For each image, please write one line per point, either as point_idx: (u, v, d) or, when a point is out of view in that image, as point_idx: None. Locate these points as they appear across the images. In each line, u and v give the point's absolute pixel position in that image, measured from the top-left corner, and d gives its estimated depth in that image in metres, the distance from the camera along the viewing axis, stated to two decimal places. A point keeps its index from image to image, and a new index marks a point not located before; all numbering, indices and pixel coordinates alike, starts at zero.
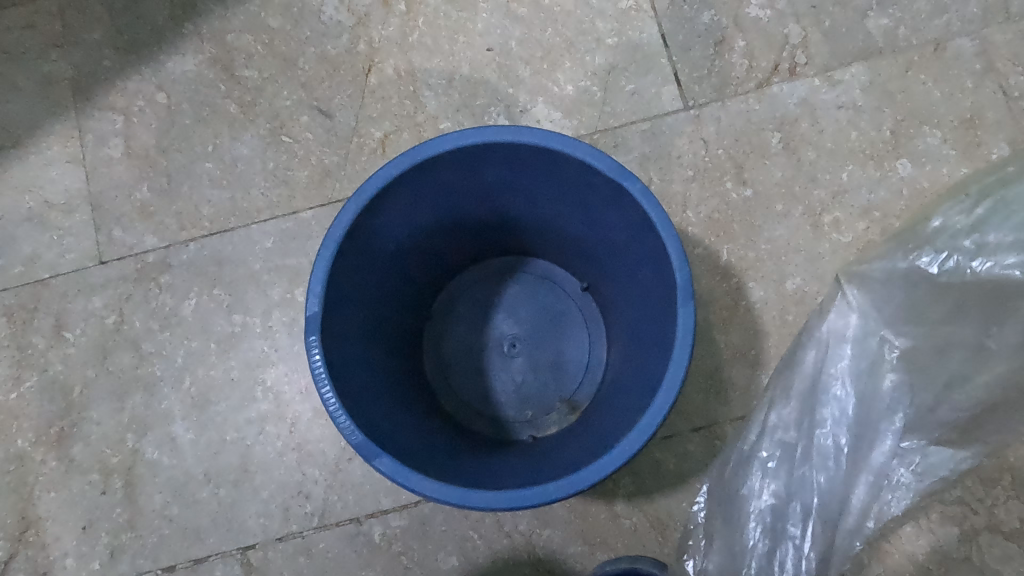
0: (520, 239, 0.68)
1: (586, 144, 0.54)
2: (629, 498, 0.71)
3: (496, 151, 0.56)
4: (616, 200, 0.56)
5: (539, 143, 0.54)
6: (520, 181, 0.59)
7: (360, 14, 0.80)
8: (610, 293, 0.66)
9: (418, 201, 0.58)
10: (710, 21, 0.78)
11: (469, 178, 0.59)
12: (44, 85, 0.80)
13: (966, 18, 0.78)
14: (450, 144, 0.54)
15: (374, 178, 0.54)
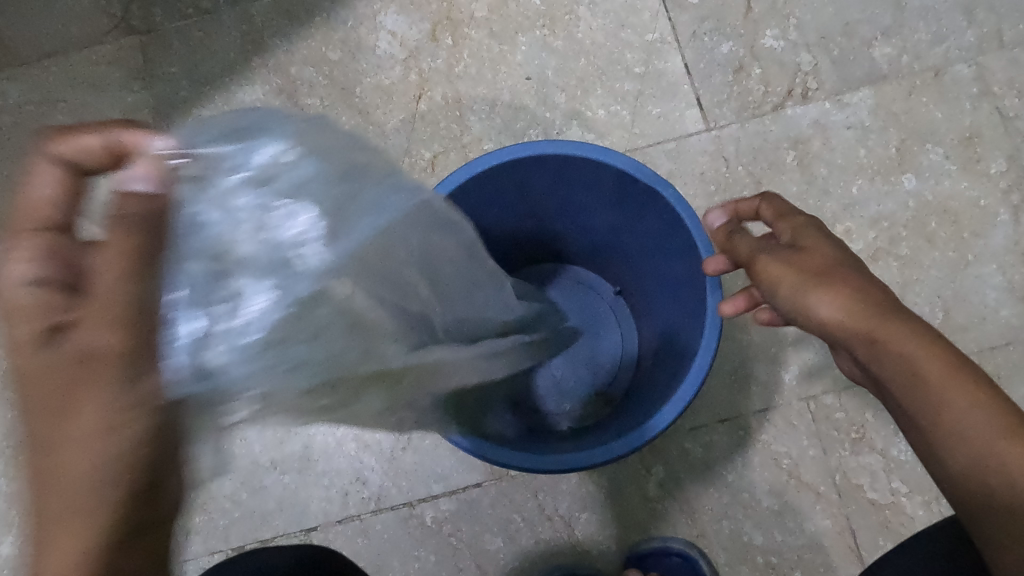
0: (560, 243, 0.76)
1: (623, 155, 0.62)
2: (660, 484, 0.77)
3: (546, 161, 0.63)
4: (650, 203, 0.63)
5: (582, 154, 0.61)
6: (569, 190, 0.67)
7: (411, 48, 0.89)
8: (641, 291, 0.73)
9: (473, 209, 0.66)
10: (729, 51, 0.86)
11: (519, 187, 0.66)
12: (126, 113, 0.89)
13: (963, 46, 0.86)
14: (508, 155, 0.62)
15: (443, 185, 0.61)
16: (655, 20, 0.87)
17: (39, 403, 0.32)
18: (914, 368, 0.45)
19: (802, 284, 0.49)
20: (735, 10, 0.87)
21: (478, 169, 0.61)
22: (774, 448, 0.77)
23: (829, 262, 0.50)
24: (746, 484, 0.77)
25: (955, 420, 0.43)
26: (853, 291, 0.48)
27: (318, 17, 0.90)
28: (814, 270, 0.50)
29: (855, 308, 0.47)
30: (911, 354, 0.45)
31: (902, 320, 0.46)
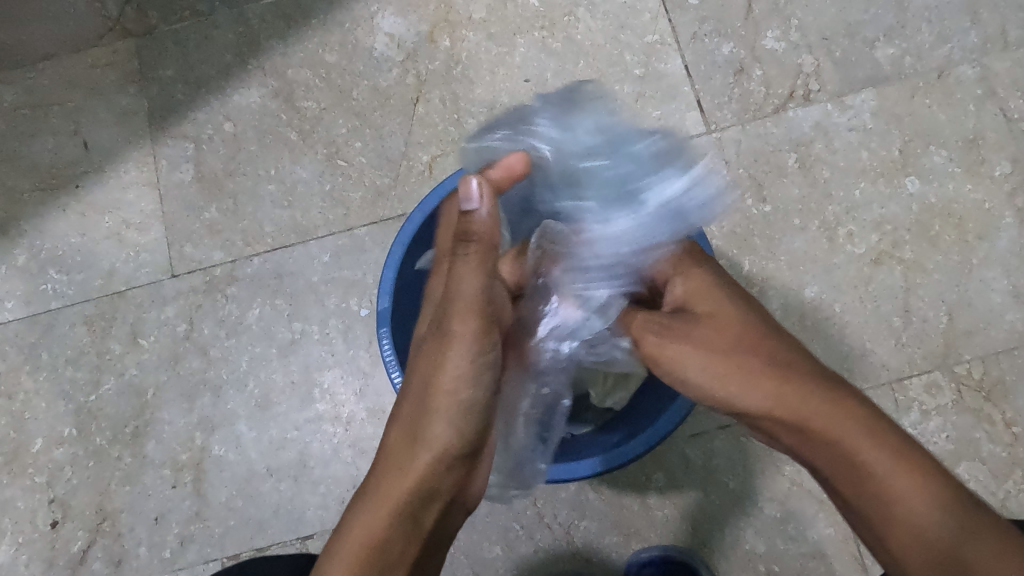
0: None
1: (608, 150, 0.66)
2: (661, 491, 0.76)
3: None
4: None
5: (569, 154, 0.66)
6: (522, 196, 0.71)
7: (408, 50, 0.88)
8: None
9: None
10: (729, 53, 0.85)
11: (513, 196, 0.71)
12: (122, 116, 0.88)
13: (967, 47, 0.85)
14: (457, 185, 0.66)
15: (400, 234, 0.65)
16: (654, 22, 0.86)
17: (429, 390, 0.54)
18: (866, 463, 0.48)
19: (733, 373, 0.55)
20: (736, 11, 0.86)
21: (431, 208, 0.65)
22: (776, 454, 0.76)
23: (749, 346, 0.55)
24: (748, 491, 0.76)
25: (911, 517, 0.46)
26: (792, 387, 0.52)
27: (314, 19, 0.89)
28: (732, 357, 0.55)
29: (796, 408, 0.51)
30: (857, 442, 0.49)
31: (833, 404, 0.50)
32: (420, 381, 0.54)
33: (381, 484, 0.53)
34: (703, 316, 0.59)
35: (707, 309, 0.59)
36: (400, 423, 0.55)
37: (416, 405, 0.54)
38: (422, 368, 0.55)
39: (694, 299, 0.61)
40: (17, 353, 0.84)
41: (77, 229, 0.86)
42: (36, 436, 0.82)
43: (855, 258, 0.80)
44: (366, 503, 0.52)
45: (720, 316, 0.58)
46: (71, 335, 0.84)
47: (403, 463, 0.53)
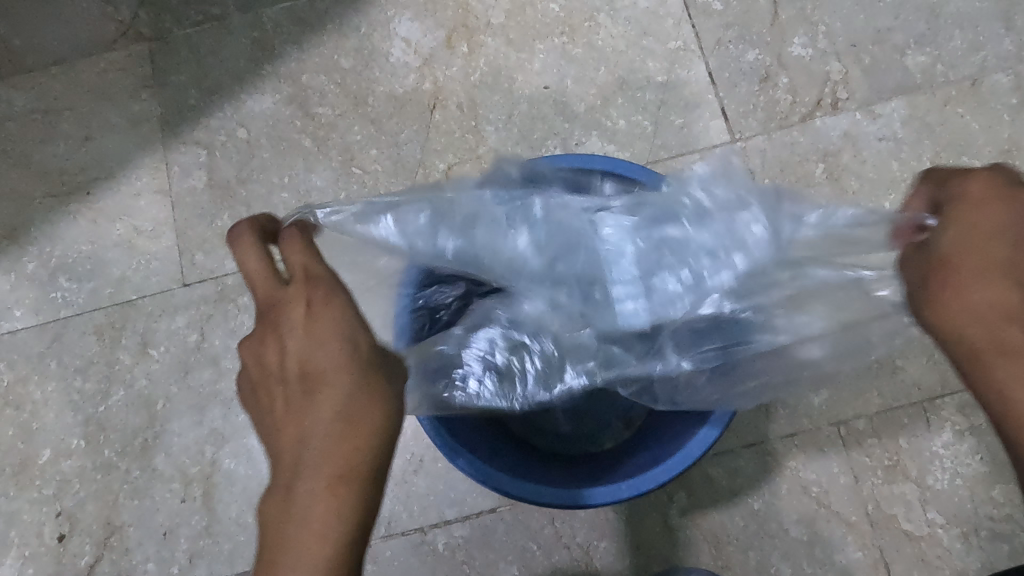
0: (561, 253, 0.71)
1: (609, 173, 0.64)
2: (683, 511, 0.74)
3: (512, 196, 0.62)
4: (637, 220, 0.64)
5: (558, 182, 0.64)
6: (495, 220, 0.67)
7: (425, 56, 0.86)
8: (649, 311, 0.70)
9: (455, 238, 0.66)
10: (755, 60, 0.83)
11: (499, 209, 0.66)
12: (135, 122, 0.87)
13: (1001, 55, 0.82)
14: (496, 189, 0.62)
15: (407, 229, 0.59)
16: (678, 27, 0.84)
17: (368, 361, 0.40)
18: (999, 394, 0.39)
19: (959, 279, 0.43)
20: (762, 16, 0.84)
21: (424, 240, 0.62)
22: (803, 475, 0.74)
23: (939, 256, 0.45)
24: (774, 512, 0.73)
25: None
26: (973, 303, 0.42)
27: (329, 24, 0.87)
28: (964, 262, 0.43)
29: (974, 321, 0.42)
30: (998, 380, 0.40)
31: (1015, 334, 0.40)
32: (325, 334, 0.39)
33: (313, 442, 0.37)
34: (945, 251, 0.44)
35: (991, 217, 0.43)
36: (345, 365, 0.39)
37: (362, 379, 0.39)
38: (329, 316, 0.40)
39: (964, 210, 0.44)
40: (26, 362, 0.83)
41: (88, 236, 0.85)
42: (43, 447, 0.80)
43: None
44: (317, 459, 0.36)
45: (998, 231, 0.42)
46: (81, 345, 0.82)
47: (345, 410, 0.38)
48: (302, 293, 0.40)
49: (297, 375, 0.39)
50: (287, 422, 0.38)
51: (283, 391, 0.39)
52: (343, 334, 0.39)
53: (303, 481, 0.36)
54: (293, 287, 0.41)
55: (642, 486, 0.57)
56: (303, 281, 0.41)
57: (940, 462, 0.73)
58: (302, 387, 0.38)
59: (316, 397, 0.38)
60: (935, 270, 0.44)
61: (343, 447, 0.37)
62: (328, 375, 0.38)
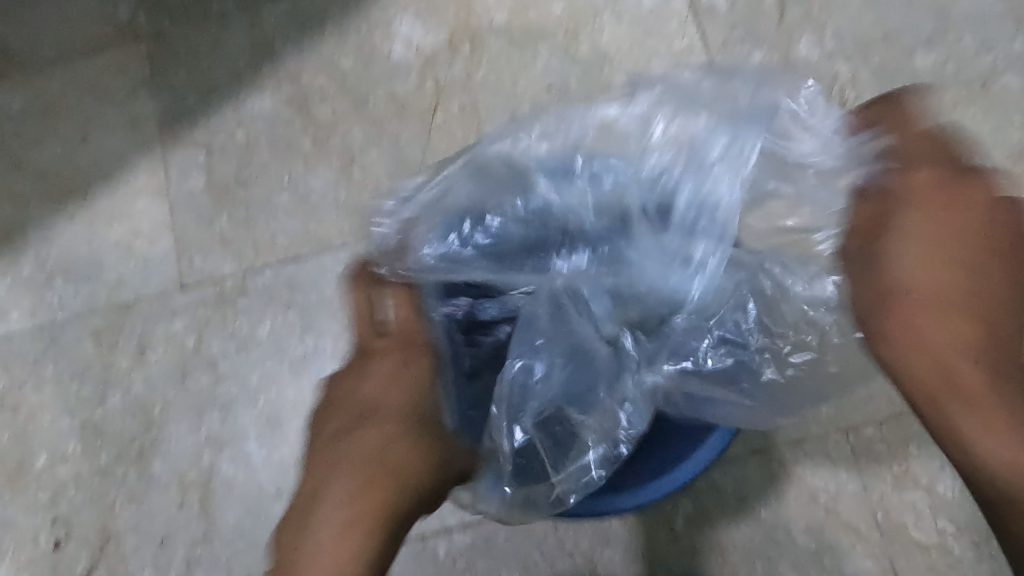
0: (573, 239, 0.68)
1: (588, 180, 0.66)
2: (688, 519, 0.72)
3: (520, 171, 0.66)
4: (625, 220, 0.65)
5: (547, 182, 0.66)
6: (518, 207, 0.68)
7: (427, 56, 0.85)
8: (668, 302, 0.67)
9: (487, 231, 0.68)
10: (761, 60, 0.82)
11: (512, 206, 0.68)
12: (133, 123, 0.86)
13: (1012, 55, 0.81)
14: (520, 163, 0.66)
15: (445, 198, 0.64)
16: (683, 27, 0.83)
17: (407, 422, 0.54)
18: (948, 397, 0.47)
19: (917, 307, 0.50)
20: (768, 16, 0.83)
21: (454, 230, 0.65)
22: (811, 482, 0.72)
23: (899, 279, 0.51)
24: (781, 520, 0.72)
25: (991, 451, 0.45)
26: (935, 317, 0.49)
27: (330, 24, 0.86)
28: (938, 300, 0.50)
29: (939, 335, 0.49)
30: (956, 383, 0.47)
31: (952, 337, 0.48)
32: (392, 387, 0.56)
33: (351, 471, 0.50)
34: (900, 278, 0.51)
35: (934, 246, 0.52)
36: (400, 421, 0.54)
37: (402, 428, 0.53)
38: (392, 383, 0.56)
39: (914, 238, 0.53)
40: (22, 366, 0.81)
41: (85, 239, 0.84)
42: (39, 452, 0.79)
43: None
44: (342, 479, 0.50)
45: (937, 276, 0.50)
46: (78, 349, 0.81)
47: (383, 456, 0.51)
48: (393, 350, 0.59)
49: (357, 411, 0.55)
50: (332, 443, 0.53)
51: (335, 431, 0.54)
52: (403, 395, 0.56)
53: (331, 501, 0.49)
54: (385, 346, 0.60)
55: (648, 497, 0.59)
56: (397, 343, 0.60)
57: (950, 470, 0.72)
58: (356, 421, 0.54)
59: (358, 431, 0.53)
60: (883, 295, 0.52)
61: (371, 480, 0.50)
62: (381, 416, 0.54)
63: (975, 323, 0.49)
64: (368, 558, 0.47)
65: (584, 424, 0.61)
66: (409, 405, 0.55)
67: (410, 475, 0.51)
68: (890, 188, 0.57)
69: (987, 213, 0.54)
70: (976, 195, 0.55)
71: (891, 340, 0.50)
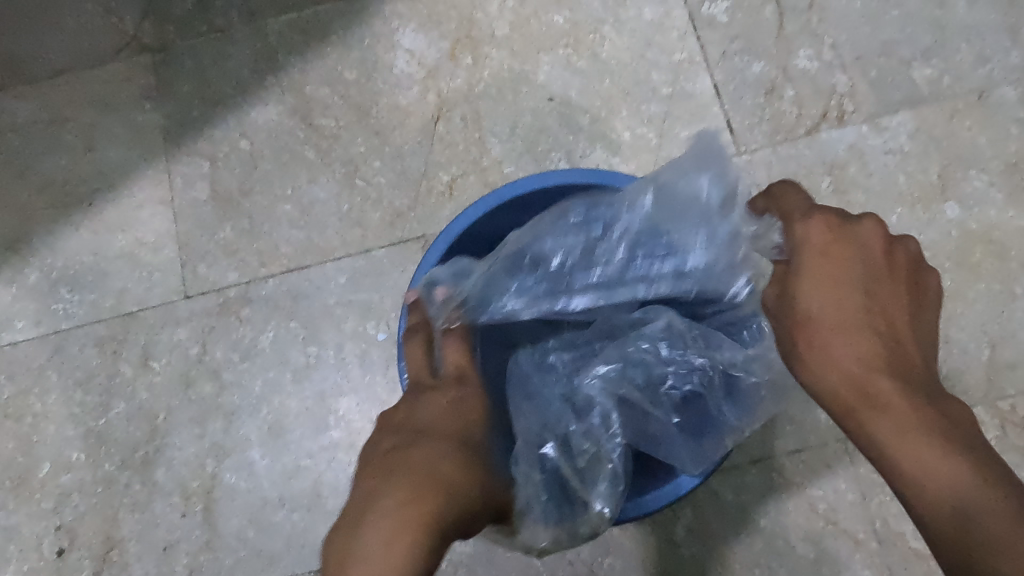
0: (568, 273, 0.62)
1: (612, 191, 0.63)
2: (688, 528, 0.73)
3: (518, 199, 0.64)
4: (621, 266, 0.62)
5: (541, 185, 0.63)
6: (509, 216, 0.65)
7: (429, 67, 0.86)
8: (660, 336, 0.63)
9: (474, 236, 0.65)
10: (760, 72, 0.83)
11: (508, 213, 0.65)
12: (138, 133, 0.86)
13: (1008, 68, 0.82)
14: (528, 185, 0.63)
15: (445, 235, 0.62)
16: (682, 39, 0.84)
17: (455, 445, 0.50)
18: (875, 422, 0.43)
19: (824, 337, 0.47)
20: (767, 28, 0.84)
21: (455, 234, 0.62)
22: (809, 491, 0.73)
23: (822, 299, 0.48)
24: (780, 529, 0.73)
25: (919, 474, 0.40)
26: (848, 341, 0.47)
27: (333, 35, 0.87)
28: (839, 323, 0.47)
29: (865, 362, 0.46)
30: (884, 403, 0.44)
31: (872, 360, 0.46)
32: (450, 414, 0.53)
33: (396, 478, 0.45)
34: (805, 306, 0.49)
35: (832, 267, 0.49)
36: (453, 445, 0.50)
37: (452, 449, 0.49)
38: (434, 404, 0.54)
39: (809, 258, 0.50)
40: (26, 374, 0.82)
41: (90, 248, 0.84)
42: (43, 460, 0.80)
43: None
44: (398, 482, 0.45)
45: (845, 299, 0.48)
46: (82, 357, 0.82)
47: (433, 468, 0.46)
48: (450, 386, 0.56)
49: (419, 432, 0.50)
50: (395, 459, 0.47)
51: (391, 449, 0.49)
52: (462, 418, 0.53)
53: (385, 499, 0.44)
54: (443, 386, 0.56)
55: (655, 505, 0.59)
56: (453, 381, 0.56)
57: None
58: (416, 439, 0.50)
59: (418, 447, 0.48)
60: (797, 331, 0.49)
61: (419, 491, 0.44)
62: (437, 434, 0.50)
63: (886, 349, 0.46)
64: (427, 561, 0.41)
65: (578, 458, 0.60)
66: (466, 434, 0.52)
67: (461, 492, 0.46)
68: (784, 222, 0.54)
69: (884, 247, 0.51)
70: (868, 231, 0.51)
71: (815, 365, 0.47)
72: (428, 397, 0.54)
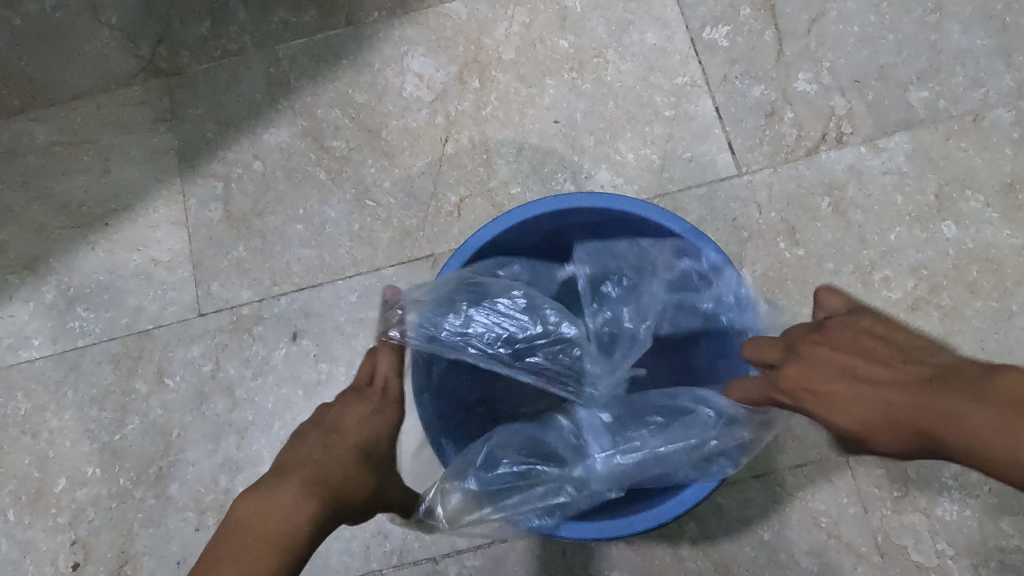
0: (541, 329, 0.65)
1: (652, 207, 0.60)
2: (693, 541, 0.74)
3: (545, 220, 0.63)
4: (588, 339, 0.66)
5: (570, 206, 0.61)
6: (529, 229, 0.63)
7: (438, 91, 0.88)
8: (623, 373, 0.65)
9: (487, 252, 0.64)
10: (760, 95, 0.85)
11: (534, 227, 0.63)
12: (153, 155, 0.89)
13: (1002, 90, 0.84)
14: (554, 204, 0.60)
15: (457, 256, 0.62)
16: (684, 64, 0.86)
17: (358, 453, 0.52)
18: None
19: None
20: (767, 52, 0.86)
21: (472, 252, 0.62)
22: (813, 506, 0.74)
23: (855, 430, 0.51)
24: (784, 543, 0.74)
25: None
26: None
27: (344, 60, 0.89)
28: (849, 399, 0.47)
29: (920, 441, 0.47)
30: None
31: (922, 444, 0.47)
32: (364, 424, 0.53)
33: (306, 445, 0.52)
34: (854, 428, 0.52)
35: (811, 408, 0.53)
36: (351, 453, 0.51)
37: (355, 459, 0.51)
38: (354, 410, 0.54)
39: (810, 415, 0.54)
40: (43, 391, 0.84)
41: (106, 267, 0.86)
42: (59, 476, 0.81)
43: (892, 303, 0.79)
44: (296, 490, 0.47)
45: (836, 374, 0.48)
46: (98, 374, 0.84)
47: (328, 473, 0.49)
48: (371, 399, 0.55)
49: (337, 437, 0.52)
50: (312, 455, 0.50)
51: (318, 437, 0.52)
52: (376, 430, 0.53)
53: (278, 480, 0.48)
54: (368, 395, 0.56)
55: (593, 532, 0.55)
56: (376, 393, 0.56)
57: (948, 493, 0.74)
58: (334, 445, 0.51)
59: (334, 446, 0.51)
60: None
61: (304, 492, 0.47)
62: (346, 439, 0.52)
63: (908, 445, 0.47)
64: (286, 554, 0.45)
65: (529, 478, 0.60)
66: (374, 447, 0.53)
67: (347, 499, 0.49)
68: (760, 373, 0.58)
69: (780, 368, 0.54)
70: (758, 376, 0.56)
71: None
72: (348, 403, 0.55)
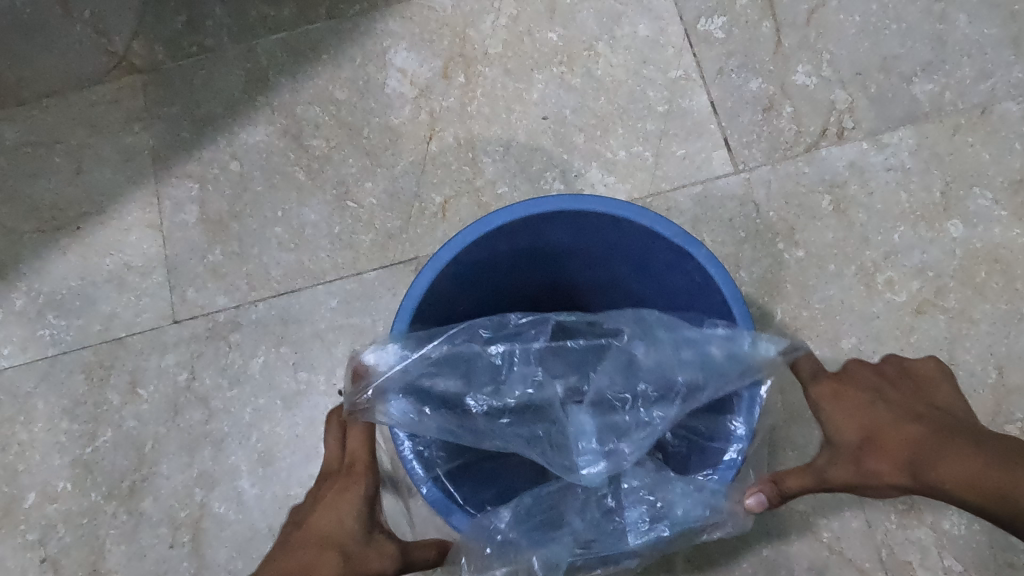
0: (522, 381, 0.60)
1: (638, 208, 0.54)
2: (689, 558, 0.71)
3: (516, 228, 0.56)
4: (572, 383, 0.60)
5: (545, 210, 0.54)
6: (506, 241, 0.57)
7: (421, 86, 0.84)
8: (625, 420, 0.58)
9: (455, 277, 0.57)
10: (758, 89, 0.81)
11: (509, 236, 0.57)
12: (126, 156, 0.85)
13: (1011, 82, 0.80)
14: (525, 210, 0.54)
15: (411, 293, 0.54)
16: (678, 56, 0.83)
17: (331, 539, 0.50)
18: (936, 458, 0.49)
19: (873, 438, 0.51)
20: (765, 44, 0.82)
21: (445, 263, 0.54)
22: (814, 520, 0.71)
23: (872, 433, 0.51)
24: (784, 559, 0.70)
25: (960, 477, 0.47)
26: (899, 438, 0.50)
27: (325, 55, 0.85)
28: (876, 428, 0.51)
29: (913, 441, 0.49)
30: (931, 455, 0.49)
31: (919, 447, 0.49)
32: (333, 508, 0.51)
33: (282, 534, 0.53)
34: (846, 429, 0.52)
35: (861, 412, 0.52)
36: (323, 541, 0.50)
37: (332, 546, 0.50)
38: (325, 495, 0.52)
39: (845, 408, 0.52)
40: (12, 402, 0.80)
41: (77, 273, 0.83)
42: (28, 491, 0.78)
43: (896, 306, 0.76)
44: None
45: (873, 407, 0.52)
46: (69, 384, 0.80)
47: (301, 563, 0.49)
48: (337, 481, 0.53)
49: (303, 533, 0.51)
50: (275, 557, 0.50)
51: (284, 536, 0.52)
52: (338, 514, 0.51)
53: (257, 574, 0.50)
54: (336, 475, 0.53)
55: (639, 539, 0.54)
56: (343, 472, 0.53)
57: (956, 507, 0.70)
58: (302, 539, 0.51)
59: (308, 537, 0.50)
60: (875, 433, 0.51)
61: None
62: (316, 528, 0.51)
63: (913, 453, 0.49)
64: None
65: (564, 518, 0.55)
66: (343, 531, 0.51)
67: None
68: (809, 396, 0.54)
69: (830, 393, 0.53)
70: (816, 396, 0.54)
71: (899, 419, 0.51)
72: (320, 490, 0.53)
